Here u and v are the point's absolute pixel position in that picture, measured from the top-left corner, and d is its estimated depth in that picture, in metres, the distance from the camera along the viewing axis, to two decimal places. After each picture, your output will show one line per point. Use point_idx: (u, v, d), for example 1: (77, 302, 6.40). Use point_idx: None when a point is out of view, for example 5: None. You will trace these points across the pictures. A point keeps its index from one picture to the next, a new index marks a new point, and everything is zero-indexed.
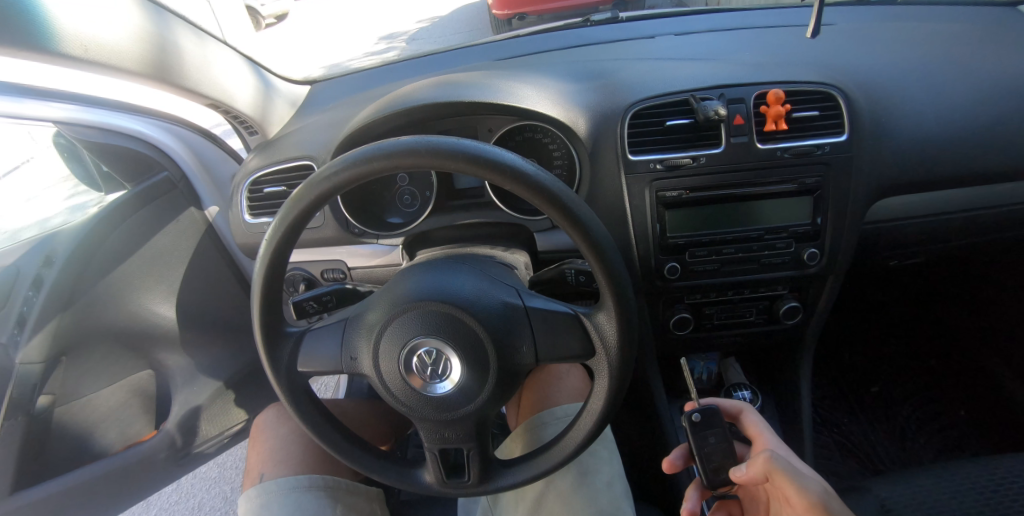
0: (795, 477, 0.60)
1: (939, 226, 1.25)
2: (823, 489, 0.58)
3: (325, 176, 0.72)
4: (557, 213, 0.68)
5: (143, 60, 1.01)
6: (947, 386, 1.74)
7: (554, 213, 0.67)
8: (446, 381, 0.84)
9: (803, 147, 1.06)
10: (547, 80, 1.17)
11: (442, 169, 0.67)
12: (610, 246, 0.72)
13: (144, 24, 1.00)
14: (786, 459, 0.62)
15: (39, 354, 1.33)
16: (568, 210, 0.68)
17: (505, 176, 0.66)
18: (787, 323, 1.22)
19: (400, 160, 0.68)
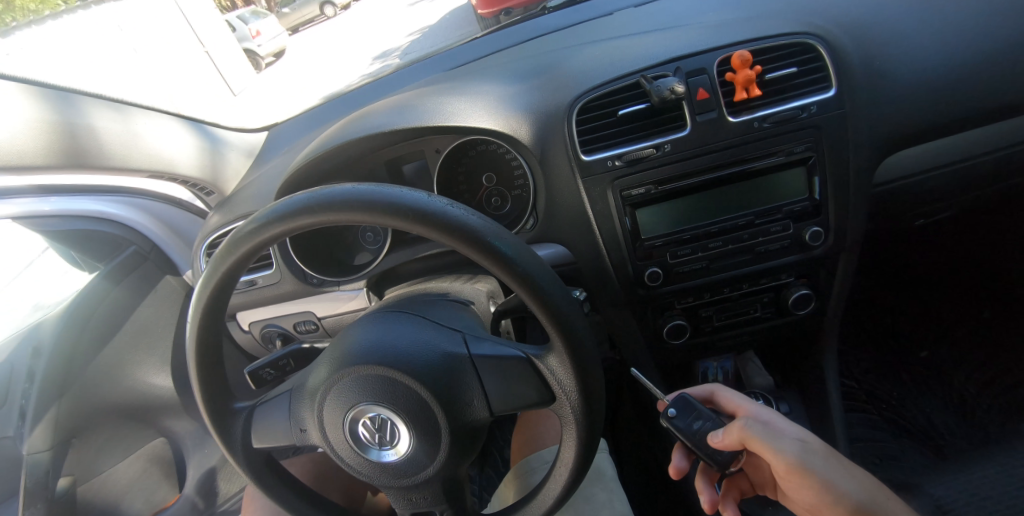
0: (774, 440, 0.61)
1: (967, 172, 1.08)
2: (798, 446, 0.61)
3: (235, 241, 0.66)
4: (480, 256, 0.59)
5: (51, 151, 1.07)
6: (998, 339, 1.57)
7: (474, 257, 0.57)
8: (393, 450, 0.76)
9: (785, 112, 0.90)
10: (486, 88, 1.05)
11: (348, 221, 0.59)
12: (547, 279, 0.62)
13: (48, 116, 1.05)
14: (760, 424, 0.64)
15: (45, 441, 1.35)
16: (487, 244, 0.59)
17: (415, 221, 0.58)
18: (800, 314, 1.06)
19: (305, 217, 0.61)
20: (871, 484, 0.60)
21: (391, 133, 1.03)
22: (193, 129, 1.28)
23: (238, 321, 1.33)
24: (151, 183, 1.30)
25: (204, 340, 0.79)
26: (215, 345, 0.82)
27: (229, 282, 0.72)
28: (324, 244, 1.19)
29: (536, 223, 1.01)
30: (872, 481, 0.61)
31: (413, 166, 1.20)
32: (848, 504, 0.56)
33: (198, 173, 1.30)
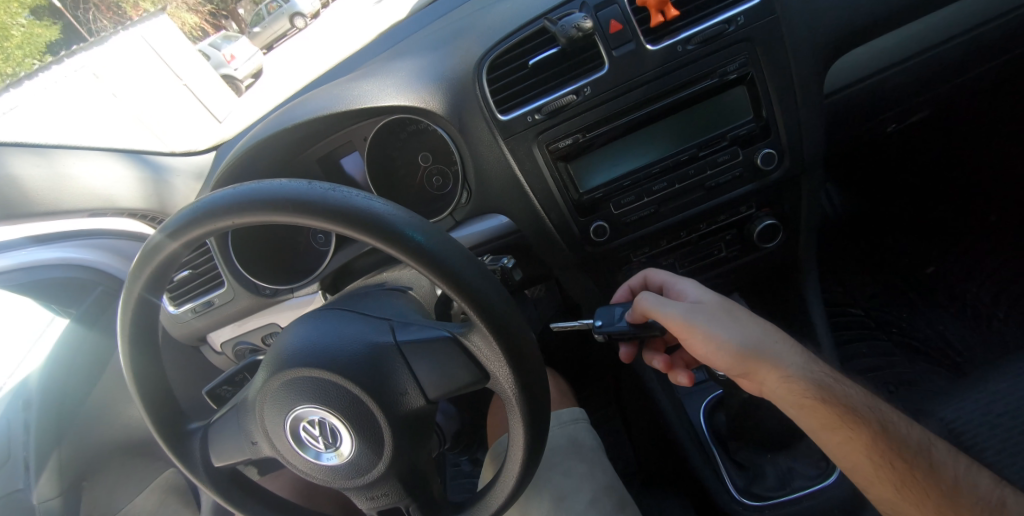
0: (665, 307, 0.65)
1: (928, 65, 1.00)
2: (684, 308, 0.64)
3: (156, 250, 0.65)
4: (393, 245, 0.58)
5: None
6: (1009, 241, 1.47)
7: (388, 245, 0.57)
8: (335, 453, 0.74)
9: (709, 29, 0.82)
10: (397, 61, 0.99)
11: (262, 219, 0.59)
12: (467, 262, 0.61)
13: None
14: (655, 295, 0.67)
15: (53, 488, 1.42)
16: (394, 232, 0.58)
17: (327, 213, 0.57)
18: (768, 246, 0.99)
19: (221, 220, 0.61)
20: (759, 329, 0.65)
21: (305, 125, 0.97)
22: (131, 160, 1.26)
23: (209, 343, 1.32)
24: (97, 221, 1.30)
25: (139, 361, 0.78)
26: (154, 368, 0.81)
27: (155, 293, 0.72)
28: (273, 254, 1.17)
29: (471, 196, 0.97)
30: (759, 324, 0.66)
31: (349, 160, 1.12)
32: (731, 351, 0.62)
33: (143, 204, 1.29)
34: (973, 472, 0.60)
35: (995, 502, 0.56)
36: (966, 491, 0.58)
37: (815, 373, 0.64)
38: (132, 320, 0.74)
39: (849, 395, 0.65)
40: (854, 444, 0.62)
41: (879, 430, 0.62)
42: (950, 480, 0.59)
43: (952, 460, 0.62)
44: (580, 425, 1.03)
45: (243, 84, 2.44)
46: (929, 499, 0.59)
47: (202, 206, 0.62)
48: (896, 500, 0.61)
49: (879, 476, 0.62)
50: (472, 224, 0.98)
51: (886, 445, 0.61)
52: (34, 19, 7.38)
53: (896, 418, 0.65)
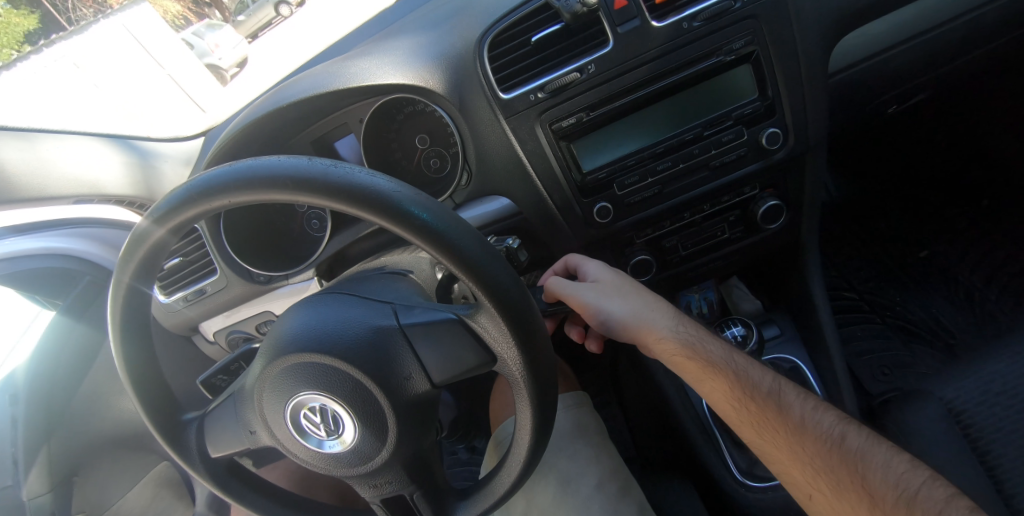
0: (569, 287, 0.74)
1: (931, 45, 0.99)
2: (582, 287, 0.75)
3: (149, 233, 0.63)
4: (398, 224, 0.56)
5: None
6: (1005, 222, 1.47)
7: (392, 223, 0.55)
8: (338, 440, 0.72)
9: (716, 5, 0.80)
10: (393, 39, 0.96)
11: (260, 198, 0.56)
12: (474, 242, 0.59)
13: None
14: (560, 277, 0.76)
15: (44, 484, 1.38)
16: (398, 210, 0.55)
17: (328, 191, 0.55)
18: (771, 228, 0.99)
19: (216, 199, 0.58)
20: (644, 301, 0.78)
21: (300, 105, 0.94)
22: (117, 145, 1.23)
23: (202, 333, 1.29)
24: (84, 208, 1.26)
25: (131, 350, 0.75)
26: (146, 354, 0.78)
27: (149, 276, 0.69)
28: (267, 240, 1.13)
29: (471, 177, 0.95)
30: (645, 297, 0.79)
31: (344, 143, 1.09)
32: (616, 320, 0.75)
33: (131, 191, 1.27)
34: (819, 412, 0.70)
35: (834, 437, 0.67)
36: (811, 427, 0.68)
37: (684, 332, 0.77)
38: (123, 304, 0.71)
39: (712, 350, 0.77)
40: (721, 392, 0.73)
41: (735, 379, 0.74)
42: (796, 419, 0.69)
43: (801, 402, 0.72)
44: (584, 409, 1.02)
45: (229, 70, 2.37)
46: (780, 437, 0.69)
47: (195, 186, 0.59)
48: (759, 440, 0.71)
49: (742, 420, 0.72)
50: (474, 205, 0.98)
51: (742, 392, 0.72)
52: (9, 7, 7.15)
53: (753, 369, 0.76)
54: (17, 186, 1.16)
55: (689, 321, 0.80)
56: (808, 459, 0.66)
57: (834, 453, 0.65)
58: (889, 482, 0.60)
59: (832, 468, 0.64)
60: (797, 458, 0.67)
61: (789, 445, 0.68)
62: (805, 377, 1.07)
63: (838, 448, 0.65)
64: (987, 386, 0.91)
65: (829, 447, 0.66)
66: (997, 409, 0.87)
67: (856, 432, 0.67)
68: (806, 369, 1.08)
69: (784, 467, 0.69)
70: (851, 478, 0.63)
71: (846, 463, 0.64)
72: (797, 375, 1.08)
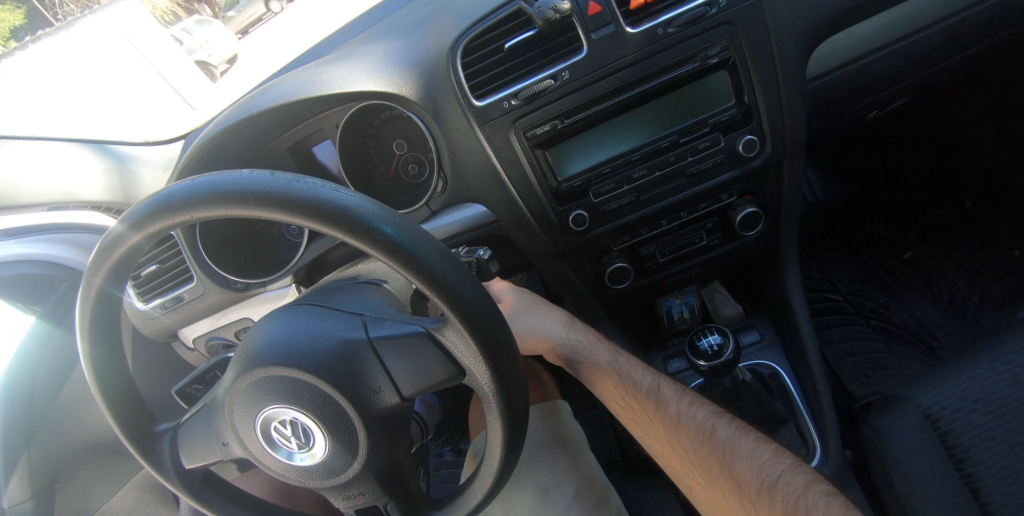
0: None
1: (910, 51, 0.98)
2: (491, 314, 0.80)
3: (115, 244, 0.62)
4: (362, 239, 0.55)
5: None
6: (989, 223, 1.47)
7: (356, 239, 0.54)
8: (308, 454, 0.71)
9: (691, 12, 0.79)
10: (368, 45, 0.94)
11: (223, 213, 0.55)
12: (440, 257, 0.58)
13: None
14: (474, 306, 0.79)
15: (24, 492, 1.35)
16: (361, 226, 0.55)
17: (290, 207, 0.54)
18: (750, 234, 0.99)
19: (179, 213, 0.57)
20: (543, 315, 0.85)
21: (273, 112, 0.93)
22: (91, 150, 1.22)
23: (181, 339, 1.28)
24: (59, 215, 1.26)
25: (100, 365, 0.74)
26: (115, 366, 0.77)
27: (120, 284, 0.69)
28: (244, 246, 1.12)
29: (447, 184, 0.94)
30: (543, 310, 0.86)
31: (321, 148, 1.08)
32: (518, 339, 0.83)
33: (108, 197, 1.25)
34: (695, 407, 0.77)
35: (706, 430, 0.73)
36: (684, 421, 0.75)
37: (574, 339, 0.86)
38: (90, 317, 0.70)
39: (599, 354, 0.85)
40: (610, 390, 0.82)
41: (620, 380, 0.81)
42: (672, 414, 0.76)
43: (678, 399, 0.79)
44: (565, 416, 1.01)
45: (216, 71, 2.32)
46: (658, 430, 0.76)
47: (159, 199, 0.58)
48: (645, 435, 0.78)
49: (630, 418, 0.80)
50: (449, 212, 0.98)
51: (626, 392, 0.80)
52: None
53: (636, 370, 0.83)
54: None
55: (580, 327, 0.88)
56: (682, 450, 0.73)
57: (705, 445, 0.71)
58: (753, 469, 0.66)
59: (703, 458, 0.71)
60: (675, 450, 0.74)
61: (667, 439, 0.75)
62: (784, 382, 1.07)
63: (707, 440, 0.72)
64: (964, 393, 0.87)
65: (699, 439, 0.72)
66: (973, 414, 0.85)
67: (725, 424, 0.73)
68: (784, 374, 1.08)
69: (666, 458, 0.76)
70: (720, 467, 0.69)
71: (715, 454, 0.70)
72: (775, 381, 1.09)
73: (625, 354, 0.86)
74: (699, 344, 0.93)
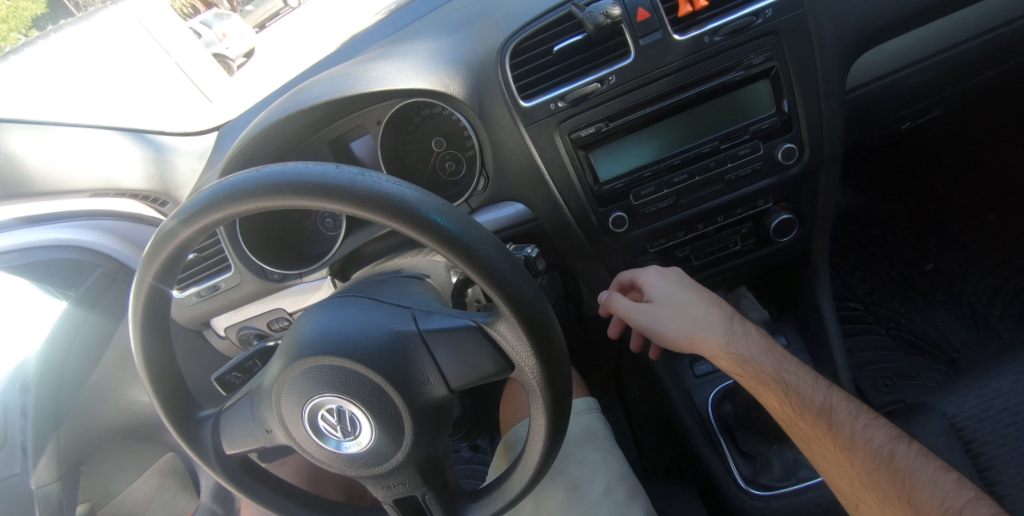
0: (624, 306, 0.84)
1: (945, 65, 0.99)
2: (637, 311, 0.83)
3: (169, 235, 0.61)
4: (424, 233, 0.54)
5: None
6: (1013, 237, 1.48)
7: (418, 233, 0.53)
8: (354, 441, 0.73)
9: (738, 20, 0.81)
10: (413, 43, 0.96)
11: (284, 205, 0.55)
12: (496, 253, 0.58)
13: None
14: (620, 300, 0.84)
15: (52, 472, 1.38)
16: (423, 221, 0.54)
17: (354, 200, 0.53)
18: (784, 241, 1.00)
19: (238, 205, 0.56)
20: (697, 315, 0.81)
21: (319, 108, 0.94)
22: (132, 139, 1.24)
23: (213, 328, 1.31)
24: (99, 202, 1.27)
25: (151, 351, 0.75)
26: (164, 353, 0.78)
27: (168, 277, 0.68)
28: (281, 238, 1.14)
29: (488, 182, 0.96)
30: (698, 309, 0.82)
31: (360, 143, 1.10)
32: (669, 338, 0.82)
33: (147, 185, 1.28)
34: (870, 428, 0.69)
35: (883, 455, 0.65)
36: (859, 443, 0.68)
37: (736, 347, 0.79)
38: (144, 307, 0.72)
39: (763, 364, 0.78)
40: (776, 403, 0.76)
41: (787, 394, 0.75)
42: (846, 435, 0.69)
43: (853, 418, 0.71)
44: (594, 415, 1.02)
45: (236, 64, 2.32)
46: (828, 449, 0.70)
47: (218, 191, 0.57)
48: (812, 451, 0.73)
49: (798, 433, 0.74)
50: (489, 210, 1.00)
51: (791, 408, 0.74)
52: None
53: (806, 383, 0.76)
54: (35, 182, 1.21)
55: (745, 333, 0.81)
56: (857, 472, 0.66)
57: (885, 472, 0.64)
58: (936, 500, 0.59)
59: (879, 483, 0.64)
60: (846, 472, 0.68)
61: (838, 460, 0.69)
62: None
63: (886, 467, 0.64)
64: (988, 403, 0.85)
65: (878, 466, 0.65)
66: (997, 425, 0.82)
67: (906, 451, 0.65)
68: None
69: (834, 478, 0.70)
70: (898, 494, 0.62)
71: (896, 483, 0.62)
72: None
73: (790, 364, 0.79)
74: None
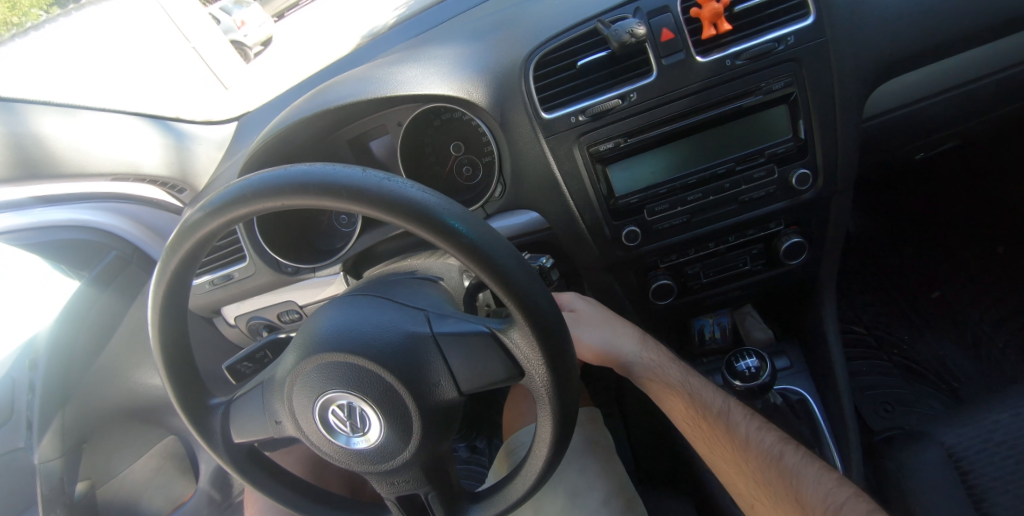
0: None
1: (961, 99, 1.01)
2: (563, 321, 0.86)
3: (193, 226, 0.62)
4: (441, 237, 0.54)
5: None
6: (1017, 271, 1.48)
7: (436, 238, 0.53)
8: (362, 437, 0.74)
9: (760, 46, 0.82)
10: (438, 49, 0.98)
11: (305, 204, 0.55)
12: (511, 261, 0.57)
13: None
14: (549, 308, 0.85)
15: (56, 449, 1.39)
16: (441, 227, 0.53)
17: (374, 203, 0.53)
18: (793, 263, 1.01)
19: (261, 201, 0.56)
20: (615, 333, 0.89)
21: (340, 109, 0.96)
22: (155, 125, 1.26)
23: (224, 316, 1.33)
24: (119, 185, 1.28)
25: (167, 341, 0.76)
26: (179, 342, 0.79)
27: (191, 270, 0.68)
28: (297, 232, 1.16)
29: (505, 190, 0.98)
30: (615, 327, 0.89)
31: (378, 142, 1.12)
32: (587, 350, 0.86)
33: (165, 171, 1.29)
34: (763, 432, 0.77)
35: (774, 455, 0.73)
36: (753, 445, 0.76)
37: (647, 356, 0.89)
38: (164, 298, 0.73)
39: (672, 375, 0.87)
40: (681, 410, 0.83)
41: (692, 401, 0.83)
42: (741, 437, 0.77)
43: (747, 423, 0.80)
44: (596, 424, 1.04)
45: (255, 52, 2.33)
46: (726, 451, 0.77)
47: (244, 187, 0.57)
48: (711, 454, 0.80)
49: (699, 438, 0.82)
50: (504, 216, 1.01)
51: (695, 412, 0.82)
52: None
53: (707, 392, 0.85)
54: (45, 164, 1.18)
55: (653, 347, 0.91)
56: (750, 472, 0.73)
57: (773, 470, 0.71)
58: (819, 495, 0.66)
59: (770, 479, 0.71)
60: (741, 471, 0.75)
61: (733, 460, 0.76)
62: (811, 410, 1.09)
63: (776, 465, 0.72)
64: (988, 435, 0.86)
65: (768, 464, 0.72)
66: (997, 459, 0.83)
67: (794, 452, 0.73)
68: (812, 401, 1.11)
69: (733, 478, 0.77)
70: (787, 490, 0.68)
71: (783, 479, 0.70)
72: (803, 407, 1.11)
73: (695, 376, 0.88)
74: (737, 365, 0.95)
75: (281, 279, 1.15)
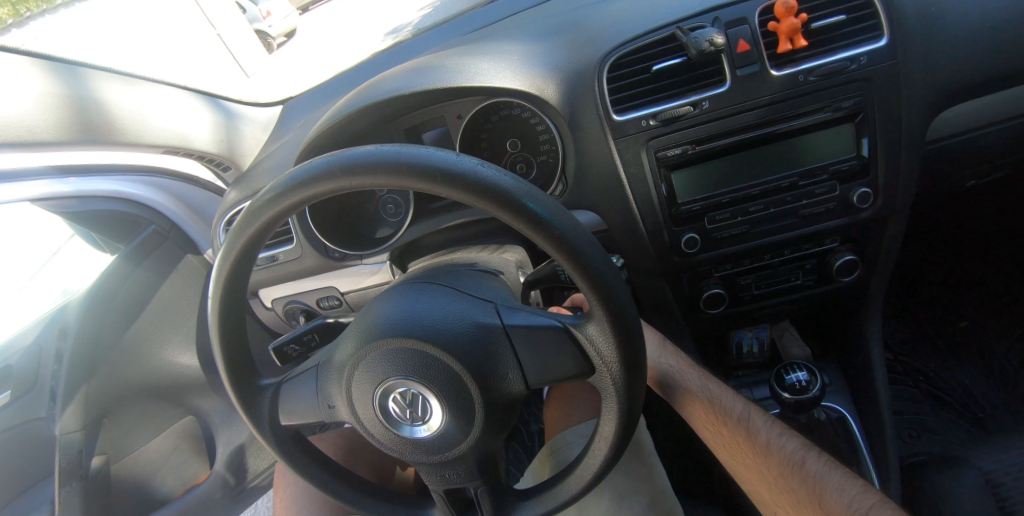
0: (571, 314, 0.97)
1: (1018, 130, 1.02)
2: None
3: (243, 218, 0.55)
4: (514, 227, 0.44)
5: (65, 125, 1.05)
6: None
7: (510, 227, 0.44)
8: (424, 426, 0.72)
9: (833, 64, 0.83)
10: (506, 45, 0.98)
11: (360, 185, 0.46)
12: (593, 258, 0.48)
13: (54, 90, 1.03)
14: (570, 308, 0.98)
15: (77, 421, 1.38)
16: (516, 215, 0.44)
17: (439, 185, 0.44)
18: (845, 280, 1.02)
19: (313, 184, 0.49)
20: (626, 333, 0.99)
21: (407, 97, 0.96)
22: (207, 102, 1.28)
23: (260, 299, 1.34)
24: (166, 159, 1.28)
25: (227, 324, 0.70)
26: (236, 331, 0.74)
27: (248, 262, 0.61)
28: (345, 219, 1.15)
29: (566, 188, 0.99)
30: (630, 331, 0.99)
31: (432, 133, 1.12)
32: None
33: (215, 149, 1.29)
34: (784, 438, 0.74)
35: (795, 461, 0.70)
36: (774, 450, 0.73)
37: (665, 361, 0.90)
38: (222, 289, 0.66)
39: (691, 381, 0.86)
40: (702, 416, 0.82)
41: (711, 405, 0.81)
42: (762, 443, 0.74)
43: (768, 428, 0.76)
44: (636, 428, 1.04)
45: None
46: (748, 458, 0.74)
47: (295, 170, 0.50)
48: (734, 460, 0.78)
49: (721, 445, 0.79)
50: None
51: (714, 417, 0.80)
52: None
53: (727, 397, 0.82)
54: (109, 133, 1.14)
55: (672, 352, 0.92)
56: (772, 479, 0.71)
57: (795, 476, 0.68)
58: (843, 501, 0.63)
59: (791, 487, 0.68)
60: (764, 478, 0.72)
61: (755, 466, 0.74)
62: (850, 428, 1.10)
63: (797, 471, 0.68)
64: None
65: (789, 470, 0.69)
66: None
67: (816, 458, 0.70)
68: (851, 420, 1.11)
69: (756, 486, 0.74)
70: (809, 497, 0.65)
71: (805, 485, 0.67)
72: (842, 425, 1.11)
73: (716, 382, 0.86)
74: (787, 378, 0.95)
75: (327, 264, 1.15)
